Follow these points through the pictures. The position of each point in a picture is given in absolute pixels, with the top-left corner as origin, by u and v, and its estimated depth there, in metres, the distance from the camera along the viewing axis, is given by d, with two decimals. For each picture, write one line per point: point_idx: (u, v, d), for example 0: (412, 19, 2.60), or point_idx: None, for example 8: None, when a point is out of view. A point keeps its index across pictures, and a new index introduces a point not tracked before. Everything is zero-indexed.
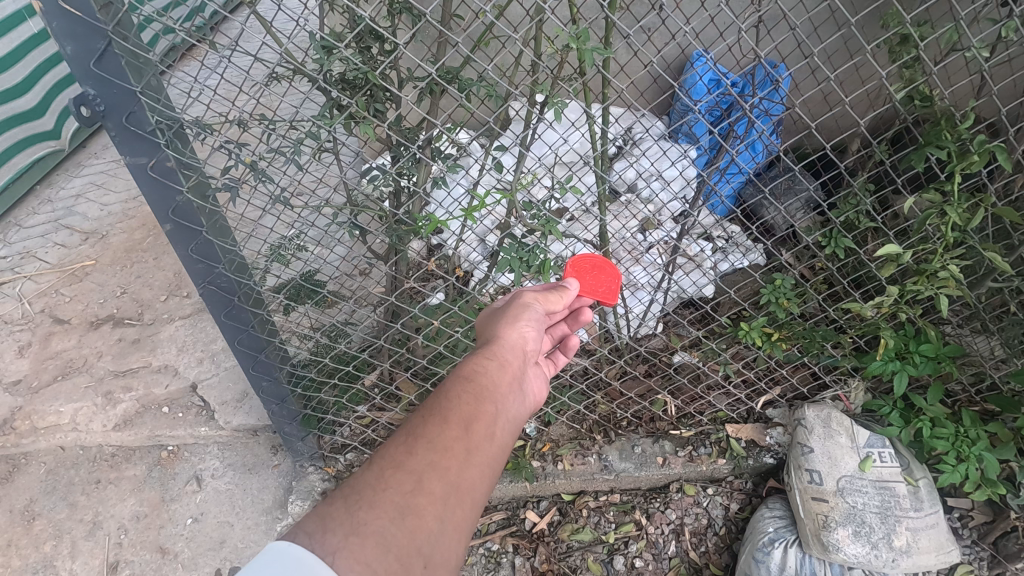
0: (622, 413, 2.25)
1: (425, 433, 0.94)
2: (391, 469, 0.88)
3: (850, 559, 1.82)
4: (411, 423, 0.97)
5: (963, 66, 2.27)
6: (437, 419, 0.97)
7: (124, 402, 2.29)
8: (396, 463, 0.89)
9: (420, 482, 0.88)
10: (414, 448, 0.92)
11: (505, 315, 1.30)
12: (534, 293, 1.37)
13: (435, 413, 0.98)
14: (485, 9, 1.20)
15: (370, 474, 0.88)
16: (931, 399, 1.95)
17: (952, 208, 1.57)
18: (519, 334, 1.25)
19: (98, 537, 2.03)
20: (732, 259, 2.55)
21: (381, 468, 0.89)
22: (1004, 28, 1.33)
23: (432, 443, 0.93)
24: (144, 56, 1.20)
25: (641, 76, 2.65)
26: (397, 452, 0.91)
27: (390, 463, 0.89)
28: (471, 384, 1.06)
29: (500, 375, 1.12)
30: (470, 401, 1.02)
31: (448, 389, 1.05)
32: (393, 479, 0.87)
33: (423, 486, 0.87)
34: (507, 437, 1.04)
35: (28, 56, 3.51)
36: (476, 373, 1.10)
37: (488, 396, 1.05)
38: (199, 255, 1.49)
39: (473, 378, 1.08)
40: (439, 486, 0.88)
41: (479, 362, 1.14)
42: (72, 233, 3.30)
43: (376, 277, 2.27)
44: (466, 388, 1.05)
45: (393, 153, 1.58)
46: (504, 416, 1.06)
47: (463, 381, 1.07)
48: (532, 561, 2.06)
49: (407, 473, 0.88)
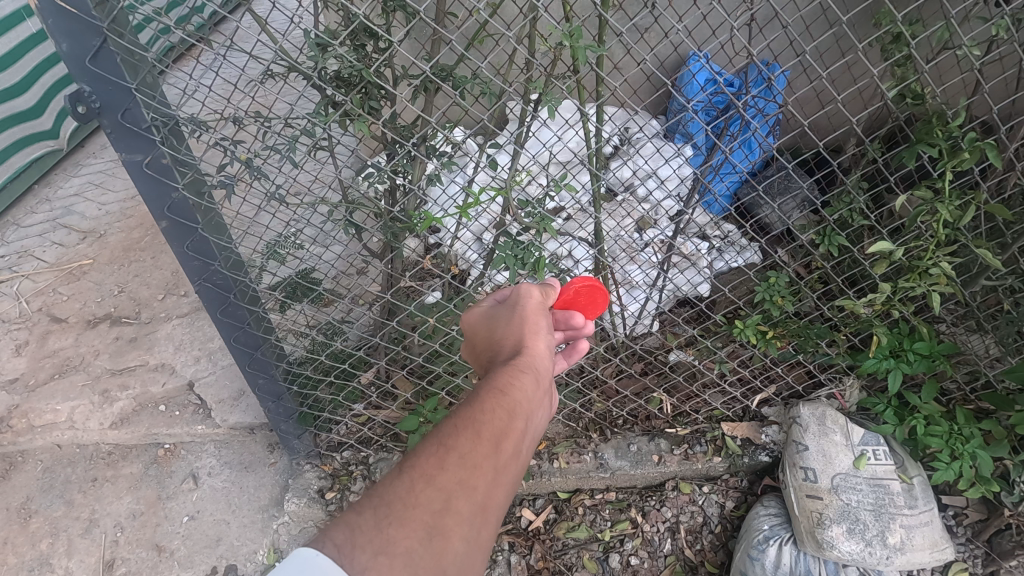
0: (618, 411, 2.26)
1: (456, 446, 0.89)
2: (421, 483, 0.85)
3: (844, 556, 1.83)
4: (442, 432, 0.92)
5: (955, 65, 2.30)
6: (468, 434, 0.91)
7: (121, 400, 2.30)
8: (426, 477, 0.85)
9: (449, 501, 0.84)
10: (445, 462, 0.87)
11: (522, 312, 1.17)
12: (544, 290, 1.24)
13: (465, 424, 0.92)
14: (478, 6, 1.20)
15: (401, 486, 0.85)
16: (925, 397, 1.97)
17: (944, 205, 1.58)
18: (543, 336, 1.14)
19: (95, 535, 2.03)
20: (728, 258, 2.55)
21: (411, 480, 0.85)
22: (996, 26, 1.34)
23: (464, 458, 0.88)
24: (139, 53, 1.22)
25: (636, 74, 2.66)
26: (428, 463, 0.87)
27: (421, 476, 0.86)
28: (503, 395, 0.98)
29: (532, 386, 1.03)
30: (503, 415, 0.95)
31: (478, 400, 0.97)
32: (424, 496, 0.84)
33: (451, 506, 0.84)
34: (532, 452, 0.99)
35: (26, 56, 3.53)
36: (507, 384, 1.00)
37: (520, 409, 0.98)
38: (195, 252, 1.49)
39: (506, 389, 0.99)
40: (467, 506, 0.85)
41: (507, 368, 1.04)
42: (71, 232, 3.31)
43: (373, 275, 2.28)
44: (498, 400, 0.97)
45: (388, 151, 1.57)
46: (530, 432, 0.99)
47: (494, 391, 0.98)
48: (527, 558, 2.06)
49: (437, 490, 0.84)
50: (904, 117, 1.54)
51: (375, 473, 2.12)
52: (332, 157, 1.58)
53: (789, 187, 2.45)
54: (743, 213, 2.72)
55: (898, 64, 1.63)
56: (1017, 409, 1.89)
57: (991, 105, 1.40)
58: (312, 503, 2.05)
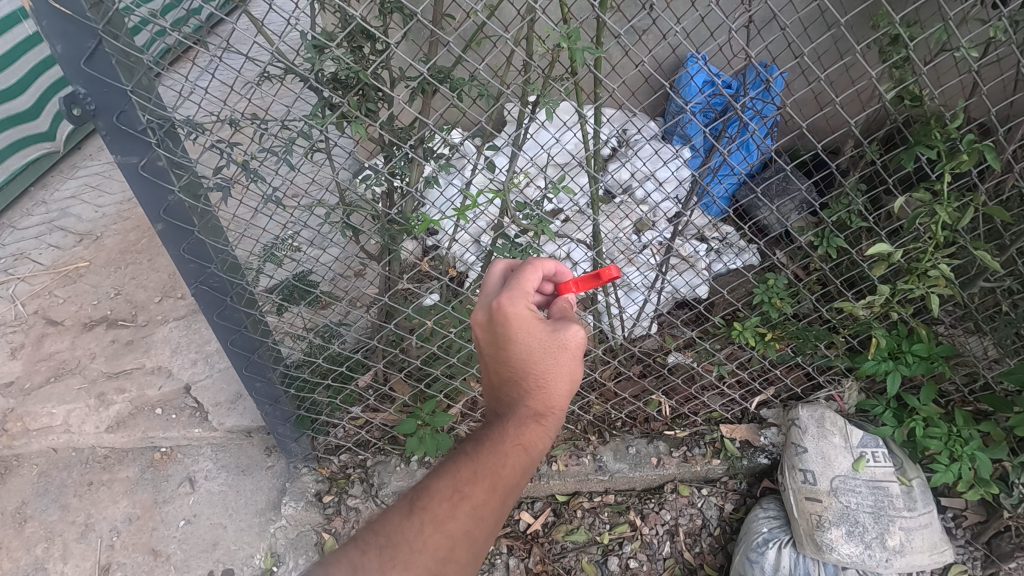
0: (617, 414, 2.25)
1: (470, 496, 1.03)
2: (430, 528, 0.99)
3: (843, 559, 1.82)
4: (459, 476, 1.05)
5: (952, 66, 2.30)
6: (483, 485, 1.04)
7: (118, 403, 2.29)
8: (436, 521, 1.00)
9: (452, 549, 0.99)
10: (455, 510, 1.01)
11: (568, 357, 1.11)
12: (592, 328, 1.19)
13: (480, 475, 1.05)
14: (475, 7, 1.19)
15: (411, 527, 1.00)
16: (923, 399, 1.95)
17: (942, 207, 1.57)
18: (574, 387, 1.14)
19: (90, 539, 2.02)
20: (726, 259, 2.54)
21: (423, 523, 1.00)
22: (994, 29, 1.33)
23: (473, 510, 1.02)
24: (135, 55, 1.21)
25: (634, 76, 2.67)
26: (440, 509, 1.01)
27: (431, 521, 1.00)
28: (525, 452, 1.07)
29: (549, 442, 1.11)
30: (518, 472, 1.07)
31: (498, 449, 1.07)
32: (431, 541, 0.98)
33: (452, 554, 0.99)
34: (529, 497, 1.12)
35: (21, 58, 3.52)
36: (530, 443, 1.08)
37: (532, 466, 1.09)
38: (191, 255, 1.48)
39: (524, 447, 1.08)
40: (466, 555, 1.00)
41: (532, 422, 1.09)
42: (67, 234, 3.30)
43: (370, 278, 2.28)
44: (518, 456, 1.07)
45: (385, 153, 1.56)
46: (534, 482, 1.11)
47: (517, 445, 1.07)
48: (526, 562, 2.05)
49: (443, 538, 0.99)
50: (903, 119, 1.53)
51: (373, 476, 2.11)
52: (329, 159, 1.58)
53: (787, 189, 2.46)
54: (742, 214, 2.73)
55: (896, 65, 1.62)
56: (1015, 411, 1.87)
57: (989, 108, 1.39)
58: (309, 506, 2.04)
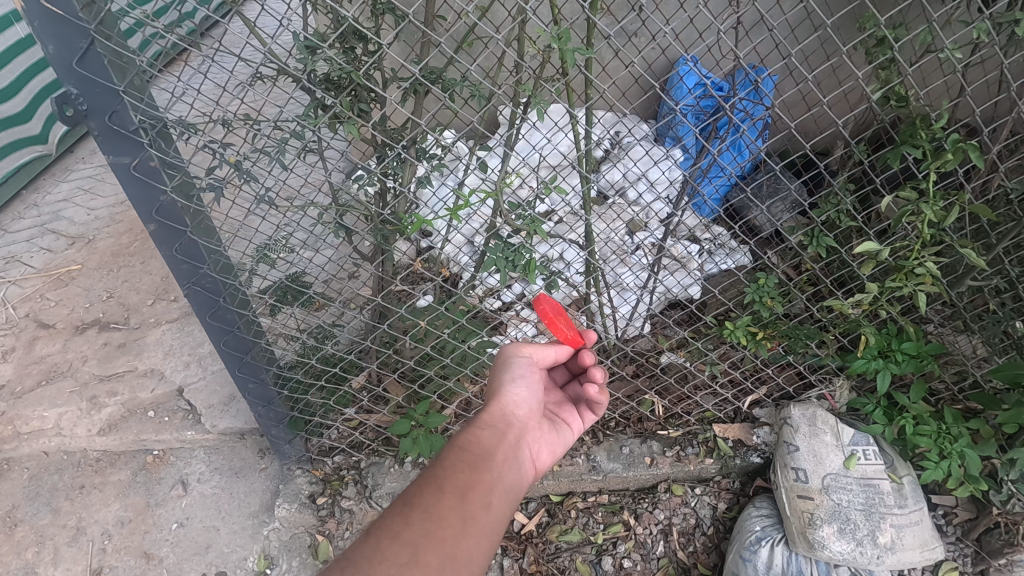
0: (610, 413, 2.26)
1: (423, 500, 0.95)
2: (388, 540, 0.88)
3: (835, 556, 1.84)
4: (410, 490, 0.99)
5: (936, 67, 2.35)
6: (432, 487, 0.99)
7: (108, 407, 2.26)
8: (393, 534, 0.89)
9: (417, 553, 0.87)
10: (411, 517, 0.92)
11: (497, 372, 1.36)
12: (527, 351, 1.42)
13: (431, 483, 1.00)
14: (467, 9, 1.18)
15: (366, 544, 0.88)
16: (913, 397, 1.98)
17: (928, 205, 1.58)
18: (511, 392, 1.31)
19: (82, 543, 2.02)
20: (718, 260, 2.58)
21: (378, 539, 0.89)
22: (977, 30, 1.34)
23: (430, 512, 0.94)
24: (128, 55, 1.21)
25: (624, 77, 2.71)
26: (394, 522, 0.91)
27: (388, 534, 0.89)
28: (465, 450, 1.11)
29: (492, 442, 1.15)
30: (466, 470, 1.05)
31: (442, 457, 1.09)
32: (391, 550, 0.87)
33: (419, 559, 0.87)
34: (506, 505, 1.05)
35: (15, 60, 3.54)
36: (467, 442, 1.14)
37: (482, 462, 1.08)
38: (184, 256, 1.48)
39: (466, 445, 1.13)
40: (436, 558, 0.88)
41: (470, 427, 1.20)
42: (58, 237, 3.29)
43: (364, 279, 2.29)
44: (460, 454, 1.09)
45: (379, 154, 1.57)
46: (501, 484, 1.07)
47: (457, 447, 1.12)
48: (520, 562, 2.06)
49: (404, 545, 0.88)
50: (888, 118, 1.55)
51: (367, 477, 2.10)
52: (322, 160, 1.58)
53: (778, 189, 2.50)
54: (733, 214, 2.77)
55: (882, 66, 1.64)
56: (1003, 408, 1.88)
57: (976, 108, 1.40)
58: (303, 508, 2.02)
